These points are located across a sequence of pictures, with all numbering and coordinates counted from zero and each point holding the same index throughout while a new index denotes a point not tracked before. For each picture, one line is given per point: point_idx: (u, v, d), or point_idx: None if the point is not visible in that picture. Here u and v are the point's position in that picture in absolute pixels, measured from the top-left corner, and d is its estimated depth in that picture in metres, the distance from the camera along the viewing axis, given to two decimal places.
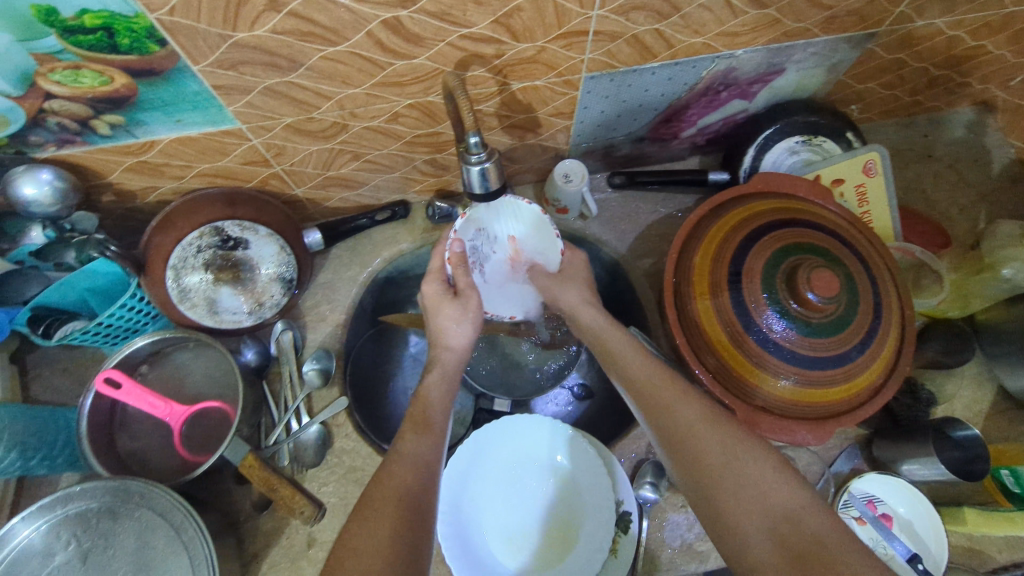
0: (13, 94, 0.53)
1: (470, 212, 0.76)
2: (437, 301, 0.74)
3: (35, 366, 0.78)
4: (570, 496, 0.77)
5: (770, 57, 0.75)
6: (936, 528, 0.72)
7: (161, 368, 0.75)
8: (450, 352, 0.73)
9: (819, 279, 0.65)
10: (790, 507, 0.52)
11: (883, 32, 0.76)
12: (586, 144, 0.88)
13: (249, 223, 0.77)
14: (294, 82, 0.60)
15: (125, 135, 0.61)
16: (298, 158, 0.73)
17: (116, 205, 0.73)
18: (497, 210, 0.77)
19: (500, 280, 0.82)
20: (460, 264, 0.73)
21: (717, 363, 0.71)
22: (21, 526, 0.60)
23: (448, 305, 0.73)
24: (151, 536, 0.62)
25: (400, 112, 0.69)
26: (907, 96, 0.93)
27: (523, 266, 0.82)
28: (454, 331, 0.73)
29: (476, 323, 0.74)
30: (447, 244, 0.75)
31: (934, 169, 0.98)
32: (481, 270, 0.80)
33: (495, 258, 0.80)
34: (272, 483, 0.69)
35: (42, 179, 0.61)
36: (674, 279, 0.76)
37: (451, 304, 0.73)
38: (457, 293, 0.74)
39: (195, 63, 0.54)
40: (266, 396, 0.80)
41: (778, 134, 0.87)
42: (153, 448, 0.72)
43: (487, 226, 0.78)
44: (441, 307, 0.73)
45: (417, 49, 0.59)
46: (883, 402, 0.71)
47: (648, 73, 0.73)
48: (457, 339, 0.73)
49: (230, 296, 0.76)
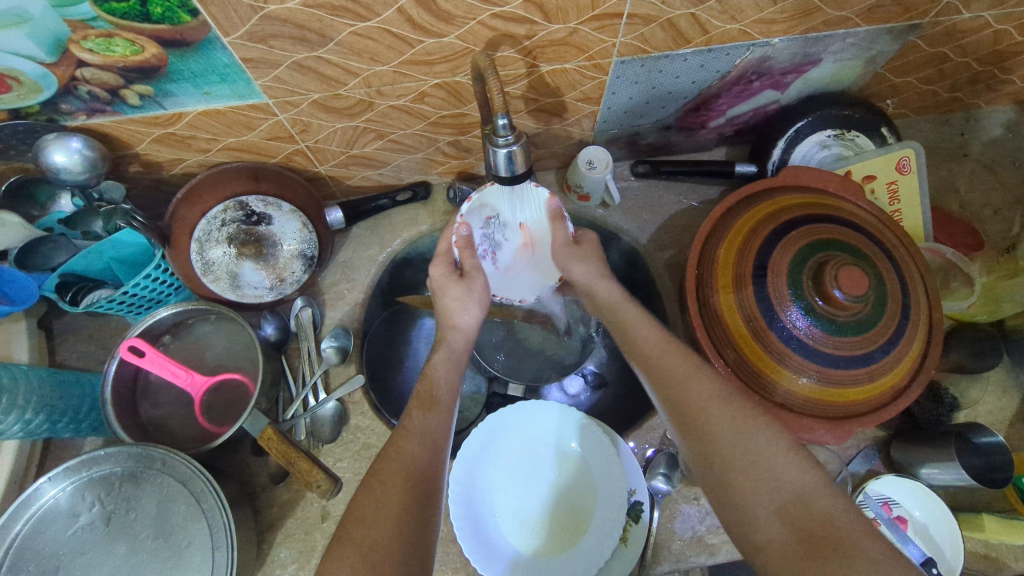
0: (46, 61, 0.53)
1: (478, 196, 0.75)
2: (448, 280, 0.73)
3: (61, 332, 0.80)
4: (582, 484, 0.77)
5: (807, 46, 0.73)
6: (953, 534, 0.71)
7: (183, 339, 0.77)
8: (464, 334, 0.72)
9: (847, 277, 0.64)
10: (805, 495, 0.51)
11: (927, 24, 0.74)
12: (612, 131, 0.86)
13: (272, 199, 0.77)
14: (322, 57, 0.59)
15: (154, 106, 0.61)
16: (323, 135, 0.73)
17: (142, 176, 0.73)
18: (505, 194, 0.75)
19: (510, 266, 0.83)
20: (466, 248, 0.74)
21: (736, 357, 0.70)
22: (48, 486, 0.62)
23: (457, 287, 0.73)
24: (172, 501, 0.63)
25: (426, 92, 0.68)
26: (946, 92, 0.90)
27: (535, 249, 0.82)
28: (463, 312, 0.73)
29: (481, 303, 0.74)
30: (454, 228, 0.75)
31: (970, 169, 0.95)
32: (491, 255, 0.80)
33: (507, 245, 0.81)
34: (290, 456, 0.68)
35: (72, 147, 0.62)
36: (697, 271, 0.75)
37: (458, 285, 0.73)
38: (463, 274, 0.74)
39: (226, 35, 0.54)
40: (285, 369, 0.81)
41: (809, 127, 0.85)
42: (174, 416, 0.74)
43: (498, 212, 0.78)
44: (448, 290, 0.73)
45: (447, 27, 0.58)
46: (906, 404, 0.70)
47: (680, 59, 0.71)
48: (465, 321, 0.72)
49: (252, 270, 0.77)
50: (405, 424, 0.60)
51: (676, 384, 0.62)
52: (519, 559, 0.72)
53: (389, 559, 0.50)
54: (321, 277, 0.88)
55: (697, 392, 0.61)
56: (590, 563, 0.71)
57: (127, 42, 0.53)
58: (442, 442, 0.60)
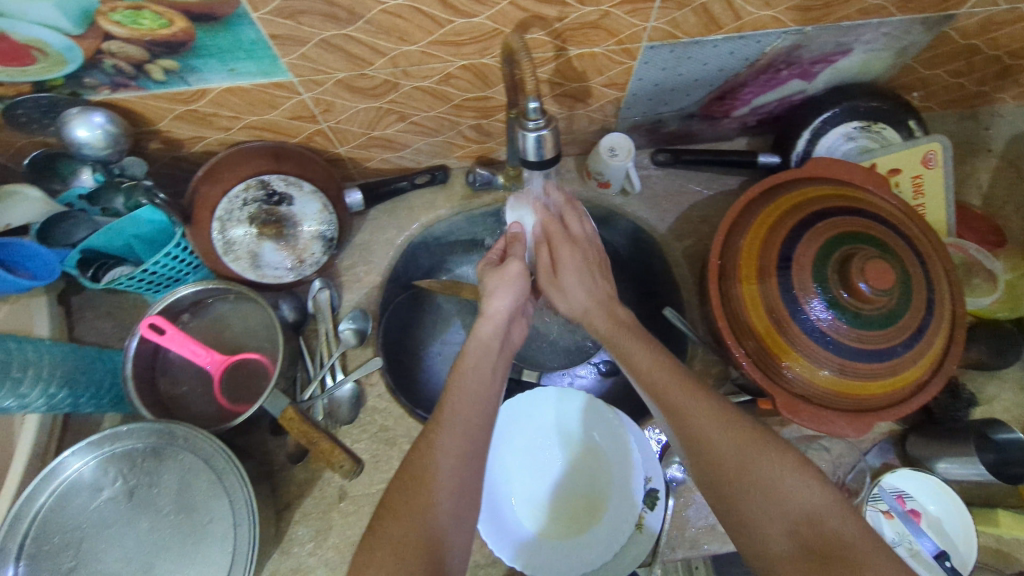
0: (73, 34, 0.53)
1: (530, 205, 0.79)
2: (486, 273, 0.75)
3: (79, 308, 0.80)
4: (598, 471, 0.78)
5: (839, 36, 0.72)
6: (967, 528, 0.72)
7: (202, 318, 0.77)
8: (486, 322, 0.71)
9: (872, 270, 0.65)
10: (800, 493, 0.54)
11: (962, 15, 0.72)
12: (635, 118, 0.85)
13: (294, 179, 0.76)
14: (351, 35, 0.58)
15: (178, 82, 0.61)
16: (345, 116, 0.72)
17: (163, 153, 0.73)
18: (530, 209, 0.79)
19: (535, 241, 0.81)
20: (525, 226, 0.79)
21: (756, 347, 0.70)
22: (72, 459, 0.62)
23: (492, 276, 0.73)
24: (194, 477, 0.64)
25: (452, 73, 0.67)
26: (974, 85, 0.89)
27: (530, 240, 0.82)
28: (496, 297, 0.72)
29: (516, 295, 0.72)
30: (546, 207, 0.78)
31: (994, 164, 0.94)
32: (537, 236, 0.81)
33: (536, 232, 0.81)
34: (311, 436, 0.69)
35: (95, 122, 0.61)
36: (720, 261, 0.75)
37: (492, 275, 0.73)
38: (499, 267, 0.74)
39: (255, 10, 0.53)
40: (302, 350, 0.81)
41: (836, 119, 0.83)
42: (194, 395, 0.74)
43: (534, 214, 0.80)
44: (486, 278, 0.74)
45: (478, 7, 0.57)
46: (927, 398, 0.70)
47: (710, 46, 0.70)
48: (499, 309, 0.71)
49: (272, 251, 0.76)
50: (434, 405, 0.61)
51: (672, 386, 0.62)
52: (537, 542, 0.73)
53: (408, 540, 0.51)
54: (339, 259, 0.87)
55: (690, 390, 0.62)
56: (605, 547, 0.72)
57: (156, 15, 0.52)
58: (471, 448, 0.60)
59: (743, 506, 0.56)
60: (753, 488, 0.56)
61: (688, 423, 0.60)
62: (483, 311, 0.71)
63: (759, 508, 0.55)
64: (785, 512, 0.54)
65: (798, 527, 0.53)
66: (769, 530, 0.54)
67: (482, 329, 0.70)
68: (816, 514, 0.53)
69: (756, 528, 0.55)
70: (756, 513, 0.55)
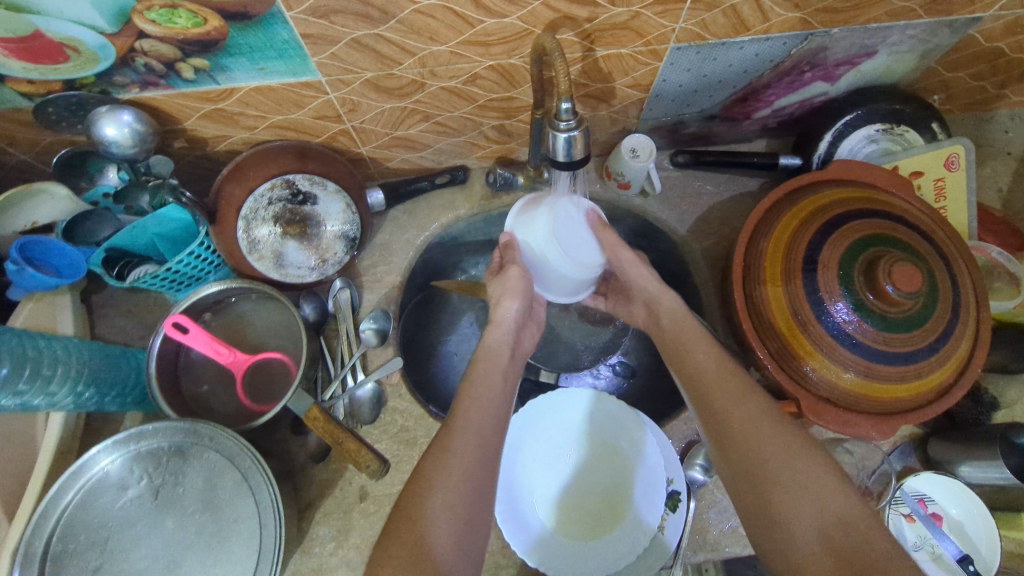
0: (108, 31, 0.53)
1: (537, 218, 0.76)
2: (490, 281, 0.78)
3: (100, 307, 0.80)
4: (621, 473, 0.78)
5: (865, 38, 0.72)
6: (990, 533, 0.72)
7: (224, 317, 0.77)
8: (496, 329, 0.74)
9: (900, 274, 0.64)
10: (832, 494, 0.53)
11: (989, 17, 0.72)
12: (657, 119, 0.85)
13: (318, 178, 0.76)
14: (382, 35, 0.58)
15: (207, 81, 0.61)
16: (370, 115, 0.72)
17: (186, 151, 0.73)
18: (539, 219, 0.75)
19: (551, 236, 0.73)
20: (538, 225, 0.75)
21: (780, 348, 0.70)
22: (100, 456, 0.62)
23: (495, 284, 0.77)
24: (220, 477, 0.64)
25: (479, 73, 0.67)
26: (996, 88, 0.88)
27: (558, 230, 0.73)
28: (506, 302, 0.75)
29: (524, 298, 0.75)
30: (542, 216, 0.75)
31: (1014, 167, 0.93)
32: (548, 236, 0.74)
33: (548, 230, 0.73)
34: (336, 435, 0.68)
35: (123, 120, 0.62)
36: (743, 263, 0.75)
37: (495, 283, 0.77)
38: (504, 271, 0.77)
39: (289, 9, 0.53)
40: (323, 350, 0.81)
41: (859, 120, 0.83)
42: (216, 394, 0.74)
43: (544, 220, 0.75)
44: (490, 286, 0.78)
45: (510, 7, 0.57)
46: (953, 402, 0.70)
47: (736, 47, 0.70)
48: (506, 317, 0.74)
49: (296, 250, 0.76)
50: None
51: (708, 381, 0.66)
52: (559, 546, 0.73)
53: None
54: (359, 258, 0.87)
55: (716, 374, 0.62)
56: (630, 550, 0.71)
57: (190, 13, 0.52)
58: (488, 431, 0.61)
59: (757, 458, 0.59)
60: (766, 443, 0.59)
61: (710, 387, 0.66)
62: (493, 318, 0.75)
63: (772, 457, 0.58)
64: (800, 467, 0.56)
65: (811, 482, 0.55)
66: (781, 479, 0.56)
67: (489, 337, 0.73)
68: (828, 472, 0.56)
69: (771, 479, 0.57)
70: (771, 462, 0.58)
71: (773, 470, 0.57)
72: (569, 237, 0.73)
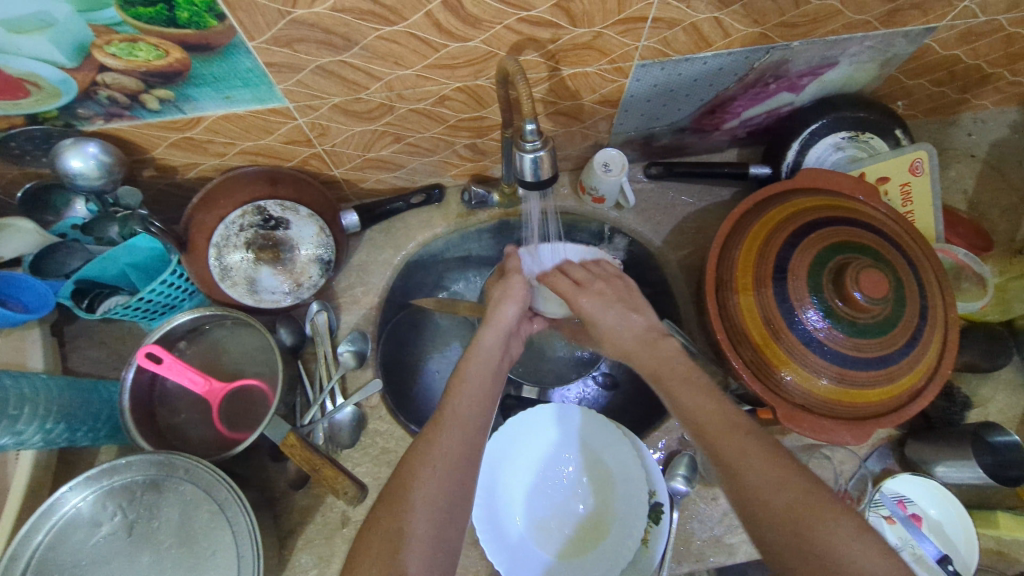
0: (68, 66, 0.53)
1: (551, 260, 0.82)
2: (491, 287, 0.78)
3: (72, 338, 0.79)
4: (603, 487, 0.78)
5: (825, 50, 0.74)
6: (967, 531, 0.74)
7: (199, 345, 0.76)
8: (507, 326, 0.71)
9: (867, 279, 0.66)
10: None
11: (943, 27, 0.74)
12: (628, 132, 0.86)
13: (290, 204, 0.76)
14: (346, 61, 0.59)
15: (173, 111, 0.60)
16: (340, 139, 0.72)
17: (156, 180, 0.72)
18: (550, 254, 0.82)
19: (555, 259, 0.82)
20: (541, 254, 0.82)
21: (753, 355, 0.71)
22: (70, 494, 0.61)
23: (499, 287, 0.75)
24: (195, 509, 0.63)
25: (447, 95, 0.68)
26: (956, 94, 0.91)
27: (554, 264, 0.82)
28: (505, 306, 0.73)
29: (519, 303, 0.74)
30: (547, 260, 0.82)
31: (978, 169, 0.96)
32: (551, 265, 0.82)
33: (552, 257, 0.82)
34: (314, 463, 0.67)
35: (88, 152, 0.61)
36: (716, 272, 0.76)
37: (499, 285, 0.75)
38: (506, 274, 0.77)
39: (251, 40, 0.53)
40: (301, 374, 0.80)
41: (824, 129, 0.85)
42: (192, 423, 0.73)
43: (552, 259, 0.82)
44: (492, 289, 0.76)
45: (473, 31, 0.57)
46: (924, 405, 0.71)
47: (700, 62, 0.71)
48: (498, 328, 0.71)
49: (270, 276, 0.76)
50: (442, 414, 0.61)
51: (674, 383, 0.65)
52: (542, 563, 0.73)
53: (413, 555, 0.50)
54: (335, 281, 0.87)
55: (687, 385, 0.63)
56: (612, 564, 0.71)
57: (151, 46, 0.52)
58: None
59: (747, 482, 0.53)
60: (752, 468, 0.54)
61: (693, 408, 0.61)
62: (490, 321, 0.72)
63: (761, 480, 0.53)
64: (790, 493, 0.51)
65: (804, 507, 0.50)
66: (777, 507, 0.51)
67: (485, 338, 0.70)
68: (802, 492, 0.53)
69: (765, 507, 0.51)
70: (762, 489, 0.52)
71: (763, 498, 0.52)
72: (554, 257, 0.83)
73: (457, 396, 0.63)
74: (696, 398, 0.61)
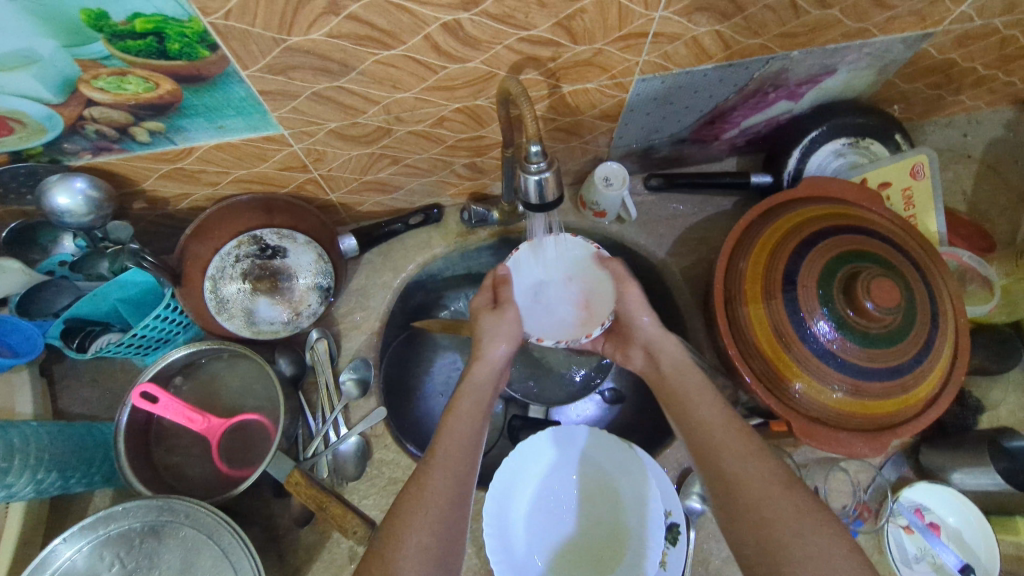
0: (53, 102, 0.50)
1: (567, 274, 0.81)
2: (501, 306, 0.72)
3: (63, 377, 0.76)
4: (616, 508, 0.76)
5: (823, 59, 0.73)
6: (986, 537, 0.72)
7: (195, 380, 0.74)
8: None
9: (879, 289, 0.65)
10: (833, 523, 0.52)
11: (940, 32, 0.74)
12: (628, 146, 0.86)
13: (287, 232, 0.74)
14: (343, 87, 0.57)
15: (164, 142, 0.58)
16: (337, 163, 0.71)
17: (147, 212, 0.70)
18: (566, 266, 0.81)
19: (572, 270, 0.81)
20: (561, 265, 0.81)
21: (765, 368, 0.70)
22: (63, 547, 0.58)
23: (488, 316, 0.71)
24: (197, 555, 0.60)
25: (446, 116, 0.66)
26: (950, 96, 0.91)
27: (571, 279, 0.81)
28: (495, 343, 0.70)
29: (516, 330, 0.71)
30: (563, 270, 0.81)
31: (975, 170, 0.96)
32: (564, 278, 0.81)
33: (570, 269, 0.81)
34: (321, 501, 0.65)
35: (76, 188, 0.58)
36: (725, 285, 0.74)
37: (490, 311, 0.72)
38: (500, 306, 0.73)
39: (245, 68, 0.51)
40: (303, 405, 0.77)
41: (824, 136, 0.85)
42: (191, 462, 0.71)
43: (569, 274, 0.81)
44: (480, 319, 0.72)
45: (472, 52, 0.56)
46: (939, 414, 0.70)
47: (700, 75, 0.70)
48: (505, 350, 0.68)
49: (267, 306, 0.73)
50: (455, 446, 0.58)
51: (686, 401, 0.63)
52: None
53: None
54: (335, 306, 0.85)
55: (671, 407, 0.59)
56: None
57: (141, 79, 0.50)
58: (472, 477, 0.58)
59: None
60: (750, 467, 0.56)
61: None
62: (477, 355, 0.70)
63: None
64: (788, 506, 0.53)
65: (822, 534, 0.51)
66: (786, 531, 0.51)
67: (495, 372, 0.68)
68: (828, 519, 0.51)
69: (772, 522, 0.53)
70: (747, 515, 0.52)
71: (761, 505, 0.53)
72: (578, 269, 0.81)
73: (468, 424, 0.61)
74: (710, 426, 0.60)
